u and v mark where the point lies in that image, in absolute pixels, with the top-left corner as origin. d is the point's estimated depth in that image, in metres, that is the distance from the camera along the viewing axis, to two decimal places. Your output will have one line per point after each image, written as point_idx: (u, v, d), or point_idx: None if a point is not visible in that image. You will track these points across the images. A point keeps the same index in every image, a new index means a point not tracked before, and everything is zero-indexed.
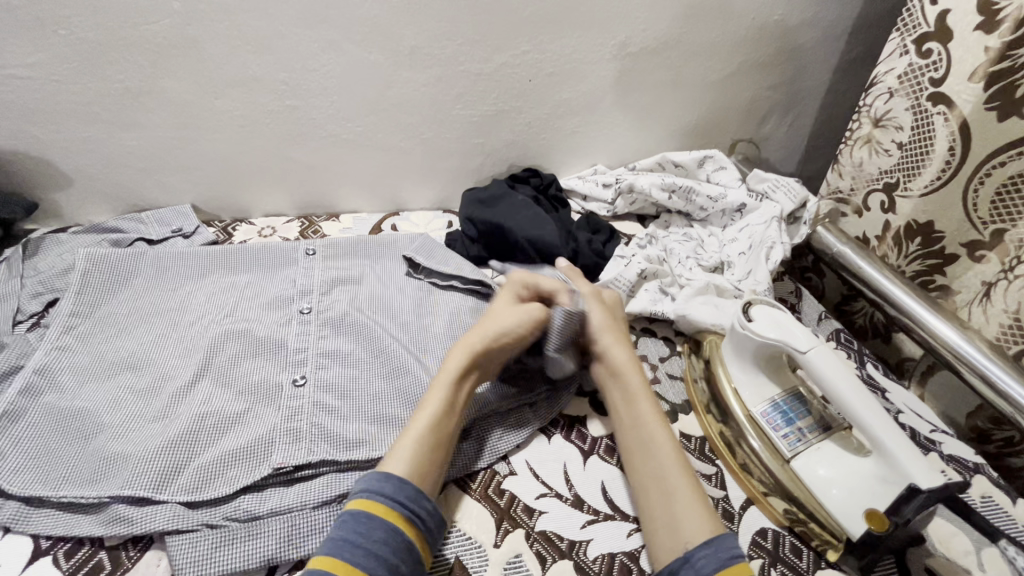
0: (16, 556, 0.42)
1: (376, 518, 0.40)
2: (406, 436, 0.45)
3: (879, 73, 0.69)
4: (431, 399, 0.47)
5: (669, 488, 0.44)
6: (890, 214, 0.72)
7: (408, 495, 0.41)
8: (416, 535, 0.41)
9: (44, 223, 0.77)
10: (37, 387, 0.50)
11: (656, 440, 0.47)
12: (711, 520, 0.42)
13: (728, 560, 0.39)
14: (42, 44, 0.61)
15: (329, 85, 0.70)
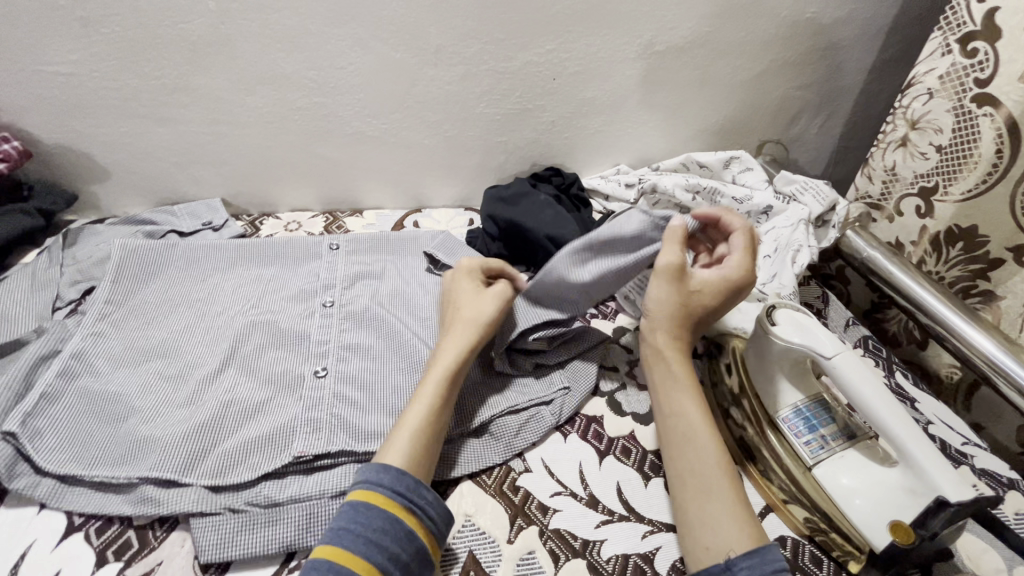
0: (51, 531, 0.44)
1: (375, 508, 0.40)
2: (403, 429, 0.45)
3: (917, 73, 0.66)
4: (423, 392, 0.47)
5: (710, 496, 0.42)
6: (927, 218, 0.70)
7: (406, 486, 0.41)
8: (415, 523, 0.41)
9: (83, 214, 0.81)
10: (74, 370, 0.52)
11: (701, 438, 0.45)
12: (750, 527, 0.40)
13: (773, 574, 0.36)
14: (84, 42, 0.64)
15: (356, 83, 0.72)
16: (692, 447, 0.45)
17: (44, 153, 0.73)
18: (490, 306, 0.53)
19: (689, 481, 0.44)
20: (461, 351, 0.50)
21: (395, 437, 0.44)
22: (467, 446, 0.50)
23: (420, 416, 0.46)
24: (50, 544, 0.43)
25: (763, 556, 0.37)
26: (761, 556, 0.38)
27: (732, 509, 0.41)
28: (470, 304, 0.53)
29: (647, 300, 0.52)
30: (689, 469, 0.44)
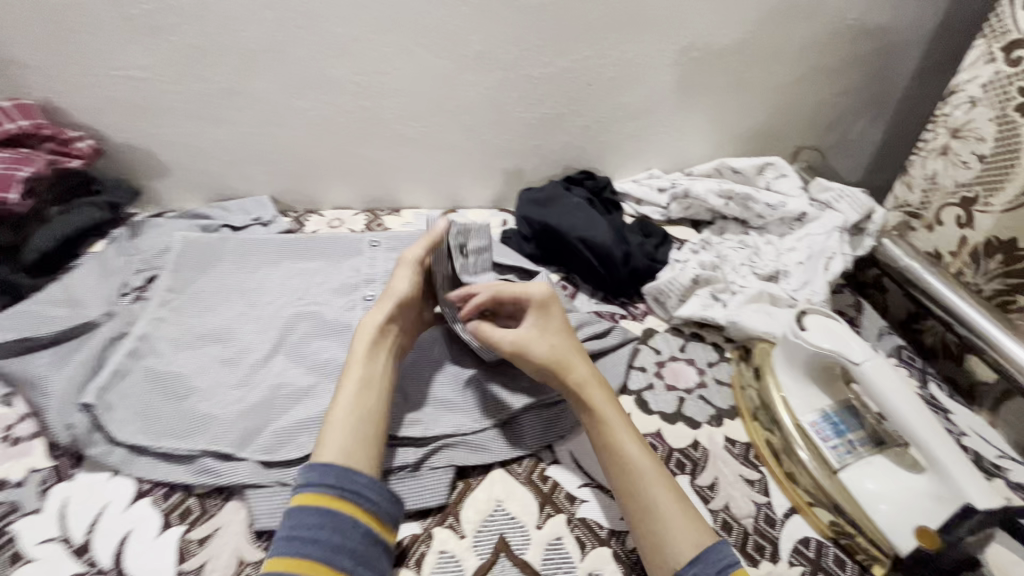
0: (120, 495, 0.48)
1: (307, 508, 0.41)
2: (331, 426, 0.46)
3: (960, 81, 0.66)
4: (347, 379, 0.49)
5: (658, 512, 0.42)
6: (966, 228, 0.66)
7: (335, 476, 0.43)
8: (352, 508, 0.42)
9: (144, 208, 0.86)
10: (140, 351, 0.57)
11: (632, 458, 0.45)
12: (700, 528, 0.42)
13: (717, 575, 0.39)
14: (153, 48, 0.69)
15: (399, 87, 0.75)
16: (626, 465, 0.45)
17: (113, 151, 0.79)
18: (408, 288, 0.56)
19: (635, 502, 0.43)
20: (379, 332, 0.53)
21: (326, 439, 0.45)
22: (499, 435, 0.52)
23: (346, 406, 0.47)
24: (123, 506, 0.47)
25: (707, 562, 0.39)
26: (707, 559, 0.40)
27: (681, 513, 0.42)
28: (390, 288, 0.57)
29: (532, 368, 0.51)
30: (632, 490, 0.44)
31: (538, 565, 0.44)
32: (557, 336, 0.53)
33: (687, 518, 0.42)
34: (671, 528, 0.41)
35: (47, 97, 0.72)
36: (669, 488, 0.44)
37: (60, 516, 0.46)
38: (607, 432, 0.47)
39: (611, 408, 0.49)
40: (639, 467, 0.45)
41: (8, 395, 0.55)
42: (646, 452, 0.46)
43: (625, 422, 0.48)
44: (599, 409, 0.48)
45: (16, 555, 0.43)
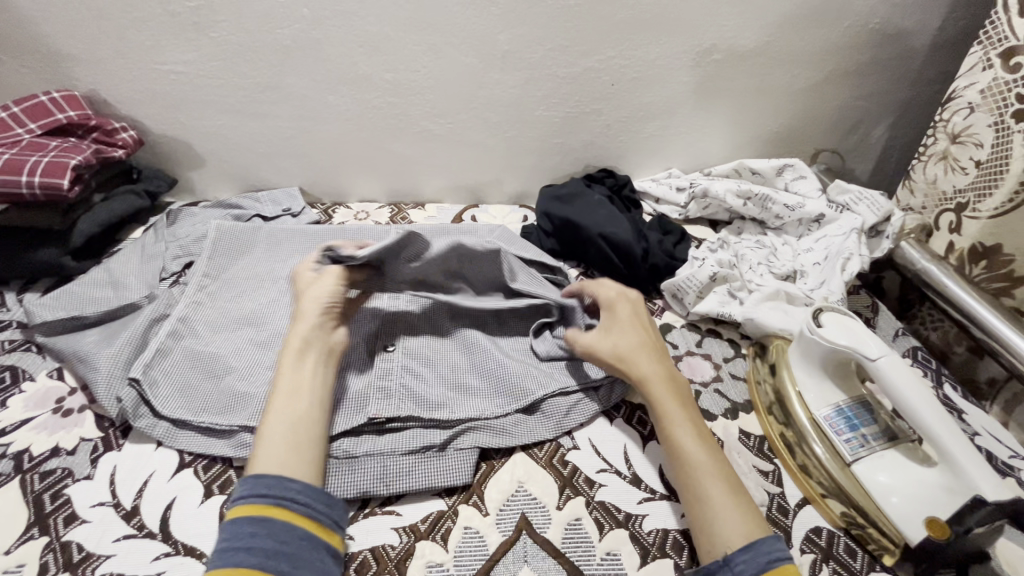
0: (165, 464, 0.51)
1: (241, 519, 0.40)
2: (263, 440, 0.45)
3: (959, 87, 0.67)
4: (276, 390, 0.48)
5: (716, 508, 0.43)
6: (956, 233, 0.71)
7: (270, 485, 0.42)
8: (287, 514, 0.41)
9: (179, 197, 0.90)
10: (180, 332, 0.60)
11: (693, 455, 0.47)
12: (753, 520, 0.43)
13: (767, 564, 0.40)
14: (195, 44, 0.72)
15: (428, 84, 0.77)
16: (684, 457, 0.47)
17: (153, 141, 0.82)
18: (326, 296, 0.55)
19: (690, 491, 0.45)
20: (302, 341, 0.51)
21: (259, 452, 0.44)
22: (520, 422, 0.54)
23: (278, 419, 0.46)
24: (167, 475, 0.50)
25: (757, 551, 0.40)
26: (756, 550, 0.41)
27: (732, 505, 0.44)
28: (307, 296, 0.55)
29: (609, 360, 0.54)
30: (688, 481, 0.46)
31: (558, 543, 0.46)
32: (628, 330, 0.55)
33: (738, 509, 0.43)
34: (722, 516, 0.43)
35: (94, 89, 0.76)
36: (724, 480, 0.45)
37: (109, 483, 0.49)
38: (667, 425, 0.49)
39: (676, 404, 0.50)
40: (697, 459, 0.46)
41: (58, 370, 0.59)
42: (707, 447, 0.47)
43: (689, 417, 0.49)
44: (664, 407, 0.50)
45: (71, 516, 0.46)
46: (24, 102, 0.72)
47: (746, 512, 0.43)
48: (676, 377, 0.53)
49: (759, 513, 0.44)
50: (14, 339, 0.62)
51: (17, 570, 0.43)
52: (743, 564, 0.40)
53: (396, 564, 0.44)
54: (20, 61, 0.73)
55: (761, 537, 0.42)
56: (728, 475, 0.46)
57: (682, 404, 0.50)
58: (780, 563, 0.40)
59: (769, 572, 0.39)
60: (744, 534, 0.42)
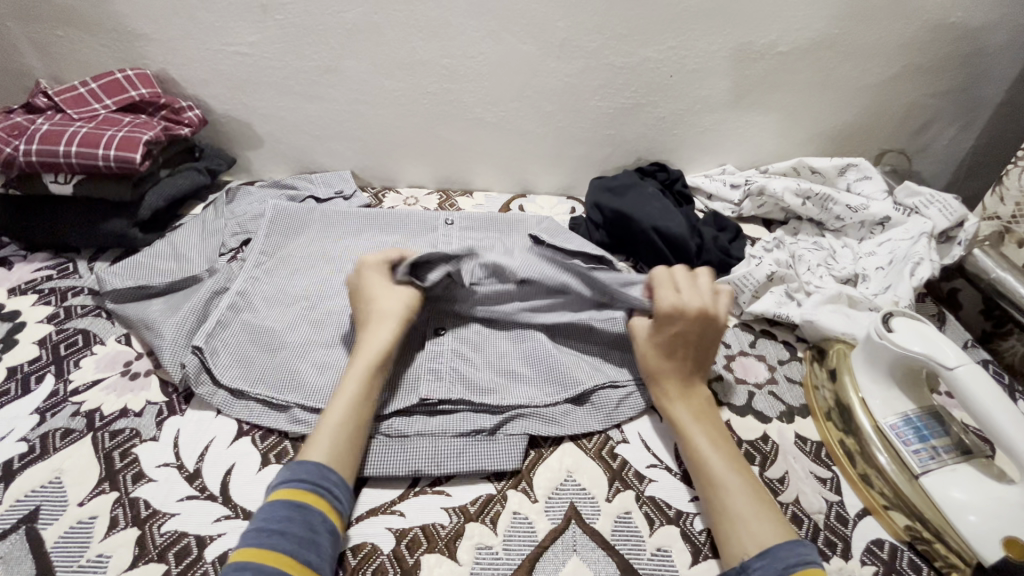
0: (225, 431, 0.52)
1: (279, 502, 0.41)
2: (325, 426, 0.46)
3: None
4: (350, 380, 0.49)
5: (742, 519, 0.42)
6: None
7: (310, 472, 0.43)
8: (321, 504, 0.42)
9: (236, 176, 0.93)
10: (238, 305, 0.60)
11: (716, 469, 0.45)
12: (780, 530, 0.41)
13: (784, 570, 0.38)
14: (260, 28, 0.74)
15: (484, 71, 0.77)
16: (703, 469, 0.46)
17: (216, 121, 0.85)
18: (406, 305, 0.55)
19: (710, 502, 0.44)
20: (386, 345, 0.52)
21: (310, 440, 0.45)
22: (571, 411, 0.54)
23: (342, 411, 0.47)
24: (227, 442, 0.51)
25: (775, 556, 0.39)
26: (773, 555, 0.39)
27: (752, 513, 0.42)
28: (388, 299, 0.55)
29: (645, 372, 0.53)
30: (709, 491, 0.45)
31: (608, 534, 0.45)
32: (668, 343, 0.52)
33: (757, 517, 0.42)
34: (740, 523, 0.42)
35: (164, 68, 0.79)
36: (745, 489, 0.44)
37: (174, 444, 0.51)
38: (687, 440, 0.48)
39: (694, 419, 0.49)
40: (716, 471, 0.45)
41: (126, 336, 0.61)
42: (727, 458, 0.46)
43: (710, 432, 0.48)
44: (682, 423, 0.49)
45: (139, 474, 0.48)
46: (101, 79, 0.75)
47: (767, 517, 0.42)
48: (701, 393, 0.52)
49: (784, 522, 0.42)
50: (86, 304, 0.65)
51: (89, 522, 0.45)
52: (760, 570, 0.38)
53: (446, 543, 0.44)
54: (98, 40, 0.76)
55: (785, 541, 0.40)
56: (754, 486, 0.44)
57: (702, 419, 0.50)
58: (799, 568, 0.38)
59: None
60: (761, 542, 0.40)
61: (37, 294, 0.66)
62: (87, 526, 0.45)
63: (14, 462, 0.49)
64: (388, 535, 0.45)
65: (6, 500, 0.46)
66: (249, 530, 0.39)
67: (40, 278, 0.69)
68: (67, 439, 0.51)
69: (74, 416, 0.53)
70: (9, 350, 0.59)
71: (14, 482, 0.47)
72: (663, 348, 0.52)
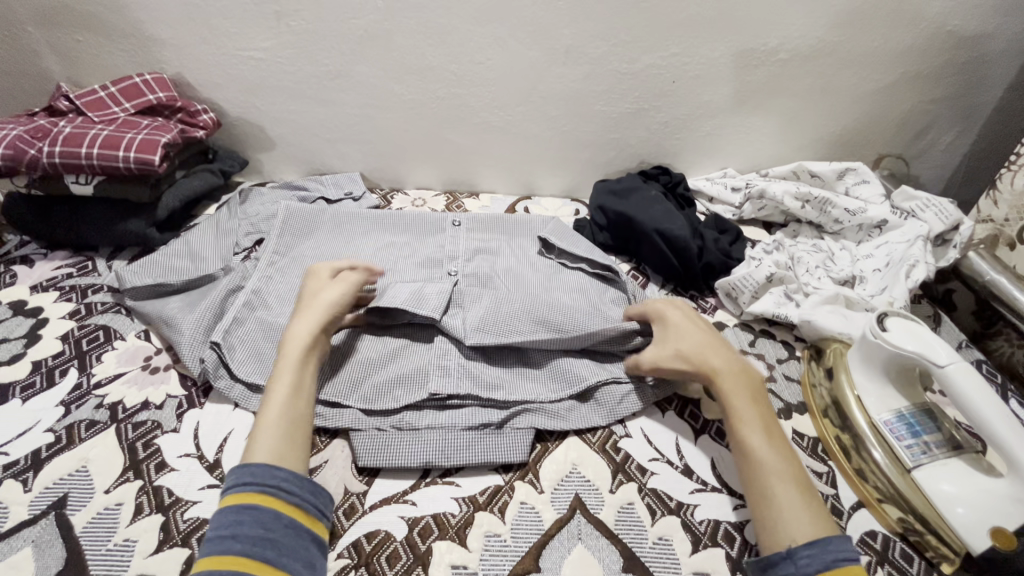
0: (242, 424, 0.54)
1: (224, 508, 0.42)
2: (262, 428, 0.47)
3: None
4: (278, 381, 0.49)
5: (792, 505, 0.43)
6: None
7: (253, 474, 0.43)
8: (272, 501, 0.42)
9: (248, 177, 0.95)
10: (253, 303, 0.62)
11: (768, 456, 0.46)
12: (824, 521, 0.43)
13: (832, 562, 0.39)
14: (274, 33, 0.76)
15: (491, 76, 0.79)
16: (754, 454, 0.47)
17: (229, 124, 0.87)
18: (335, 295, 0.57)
19: (756, 486, 0.45)
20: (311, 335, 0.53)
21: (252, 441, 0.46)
22: (576, 407, 0.56)
23: (277, 411, 0.48)
24: (245, 433, 0.53)
25: (823, 548, 0.40)
26: (824, 547, 0.40)
27: (800, 504, 0.43)
28: (320, 292, 0.57)
29: (698, 354, 0.53)
30: (757, 476, 0.46)
31: (612, 525, 0.47)
32: (695, 331, 0.56)
33: (805, 508, 0.43)
34: (789, 510, 0.43)
35: (179, 72, 0.81)
36: (792, 479, 0.45)
37: (194, 436, 0.53)
38: (741, 424, 0.49)
39: (749, 402, 0.50)
40: (764, 458, 0.46)
41: (146, 332, 0.63)
42: (777, 446, 0.47)
43: (763, 417, 0.49)
44: (736, 406, 0.50)
45: (161, 463, 0.50)
46: (120, 83, 0.77)
47: (812, 508, 0.43)
48: (754, 376, 0.52)
49: (826, 514, 0.43)
50: (106, 301, 0.67)
51: (115, 508, 0.47)
52: (808, 558, 0.40)
53: (456, 531, 0.46)
54: (117, 45, 0.79)
55: (827, 536, 0.41)
56: (799, 475, 0.45)
57: (756, 403, 0.50)
58: (845, 564, 0.40)
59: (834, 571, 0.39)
60: (810, 531, 0.42)
61: (58, 291, 0.69)
62: (113, 513, 0.47)
63: (41, 452, 0.51)
64: (401, 522, 0.47)
65: (34, 488, 0.48)
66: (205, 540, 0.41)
67: (61, 276, 0.71)
68: (92, 430, 0.53)
69: (97, 409, 0.55)
70: (32, 345, 0.61)
71: (41, 470, 0.49)
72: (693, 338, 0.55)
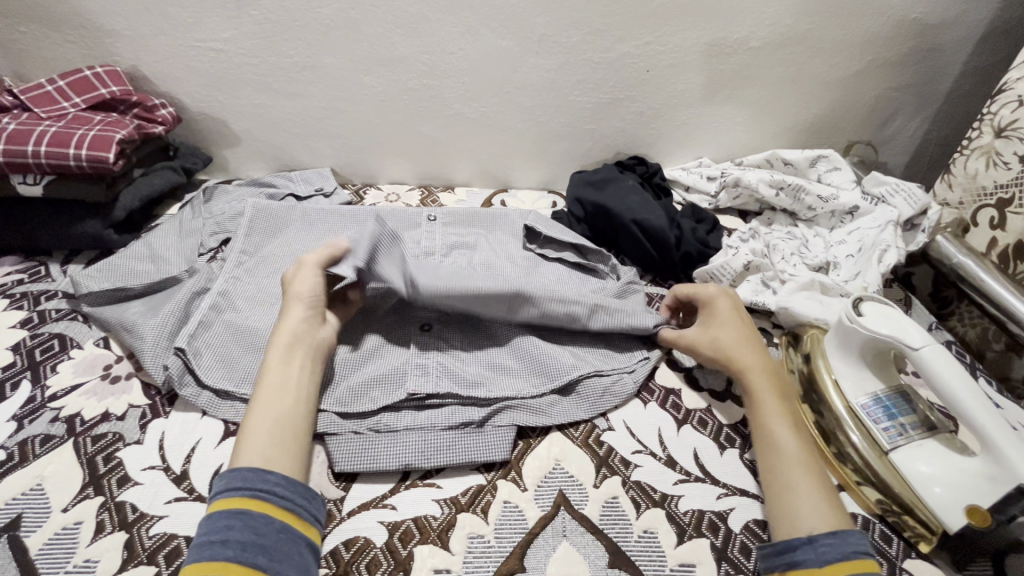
0: (211, 433, 0.52)
1: (214, 514, 0.40)
2: (251, 432, 0.45)
3: (1010, 79, 0.69)
4: (263, 384, 0.48)
5: (810, 495, 0.43)
6: (998, 229, 0.71)
7: (243, 478, 0.41)
8: (263, 505, 0.41)
9: (212, 175, 0.91)
10: (221, 305, 0.60)
11: (793, 452, 0.46)
12: (839, 513, 0.43)
13: (845, 554, 0.39)
14: (234, 23, 0.72)
15: (463, 67, 0.77)
16: (777, 446, 0.47)
17: (190, 119, 0.83)
18: (316, 283, 0.54)
19: (778, 475, 0.46)
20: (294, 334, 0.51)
21: (243, 446, 0.44)
22: (557, 402, 0.55)
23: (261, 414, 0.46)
24: (214, 442, 0.51)
25: (844, 538, 0.40)
26: (843, 538, 0.40)
27: (820, 496, 0.44)
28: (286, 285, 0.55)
29: (727, 348, 0.54)
30: (781, 465, 0.46)
31: (596, 519, 0.47)
32: (731, 326, 0.56)
33: (824, 499, 0.43)
34: (808, 500, 0.43)
35: (135, 65, 0.77)
36: (814, 470, 0.45)
37: (159, 447, 0.50)
38: (766, 416, 0.49)
39: (774, 398, 0.50)
40: (791, 450, 0.46)
41: (104, 339, 0.60)
42: (802, 441, 0.47)
43: (785, 412, 0.50)
44: (760, 400, 0.50)
45: (123, 477, 0.48)
46: (69, 76, 0.73)
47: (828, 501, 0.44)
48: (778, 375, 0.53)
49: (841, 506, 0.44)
50: (61, 308, 0.63)
51: (74, 528, 0.44)
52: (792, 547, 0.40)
53: (438, 534, 0.45)
54: (65, 36, 0.74)
55: (844, 527, 0.42)
56: (816, 470, 0.45)
57: (780, 398, 0.51)
58: (857, 557, 0.39)
59: (850, 563, 0.39)
60: (828, 522, 0.42)
61: (7, 299, 0.65)
62: (72, 532, 0.44)
63: None
64: (381, 528, 0.45)
65: None
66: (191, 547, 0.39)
67: (10, 282, 0.67)
68: (47, 445, 0.50)
69: (53, 422, 0.52)
70: None
71: None
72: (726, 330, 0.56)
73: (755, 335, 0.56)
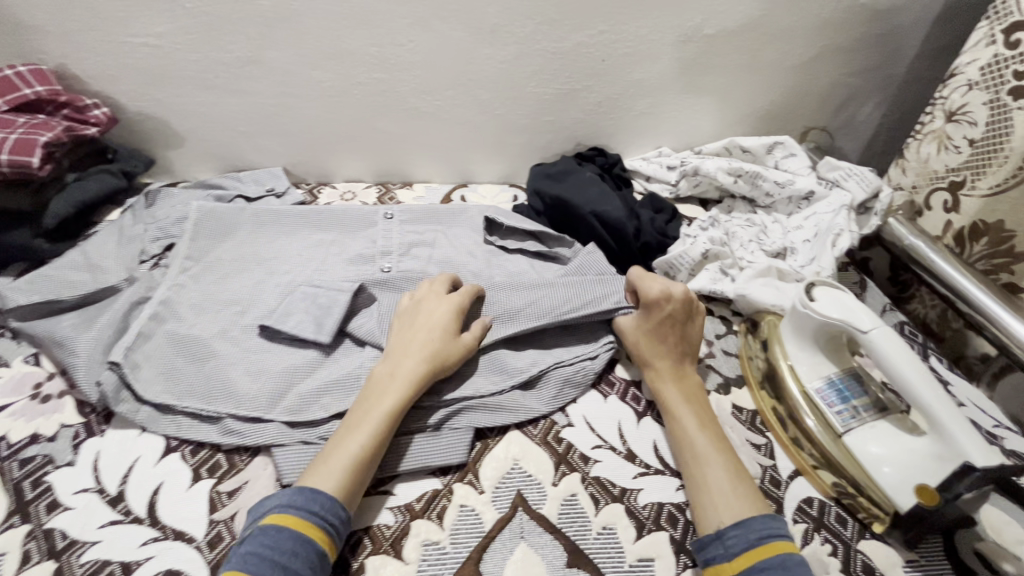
0: (151, 449, 0.49)
1: (285, 530, 0.40)
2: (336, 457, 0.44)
3: (960, 64, 0.68)
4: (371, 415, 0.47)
5: (719, 492, 0.44)
6: (952, 212, 0.72)
7: (322, 504, 0.42)
8: (325, 542, 0.41)
9: (157, 177, 0.87)
10: (162, 315, 0.57)
11: (702, 452, 0.47)
12: (753, 504, 0.43)
13: (754, 541, 0.40)
14: (169, 17, 0.69)
15: (415, 60, 0.75)
16: (688, 446, 0.48)
17: (128, 119, 0.79)
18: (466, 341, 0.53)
19: (691, 474, 0.46)
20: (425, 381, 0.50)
21: (321, 467, 0.44)
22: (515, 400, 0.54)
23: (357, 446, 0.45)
24: (154, 460, 0.48)
25: (748, 527, 0.41)
26: (747, 526, 0.41)
27: (730, 486, 0.44)
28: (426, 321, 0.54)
29: (650, 358, 0.54)
30: (692, 464, 0.47)
31: (554, 519, 0.46)
32: (655, 331, 0.55)
33: (733, 492, 0.44)
34: (718, 495, 0.44)
35: (63, 63, 0.72)
36: (725, 466, 0.46)
37: (93, 469, 0.47)
38: (677, 418, 0.50)
39: (684, 400, 0.51)
40: (701, 447, 0.47)
41: (35, 356, 0.57)
42: (713, 439, 0.48)
43: (698, 412, 0.50)
44: (673, 404, 0.51)
45: (54, 502, 0.45)
46: None
47: (741, 492, 0.44)
48: (692, 377, 0.54)
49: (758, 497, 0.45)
50: None
51: None
52: (734, 538, 0.41)
53: (392, 543, 0.44)
54: None
55: (754, 515, 0.42)
56: (730, 466, 0.46)
57: (692, 400, 0.52)
58: (770, 539, 0.41)
59: (751, 552, 0.40)
60: (736, 513, 0.43)
61: None
62: None
63: None
64: None
65: None
66: (246, 551, 0.39)
67: None
68: None
69: None
70: None
71: None
72: (652, 336, 0.55)
73: (682, 337, 0.55)
